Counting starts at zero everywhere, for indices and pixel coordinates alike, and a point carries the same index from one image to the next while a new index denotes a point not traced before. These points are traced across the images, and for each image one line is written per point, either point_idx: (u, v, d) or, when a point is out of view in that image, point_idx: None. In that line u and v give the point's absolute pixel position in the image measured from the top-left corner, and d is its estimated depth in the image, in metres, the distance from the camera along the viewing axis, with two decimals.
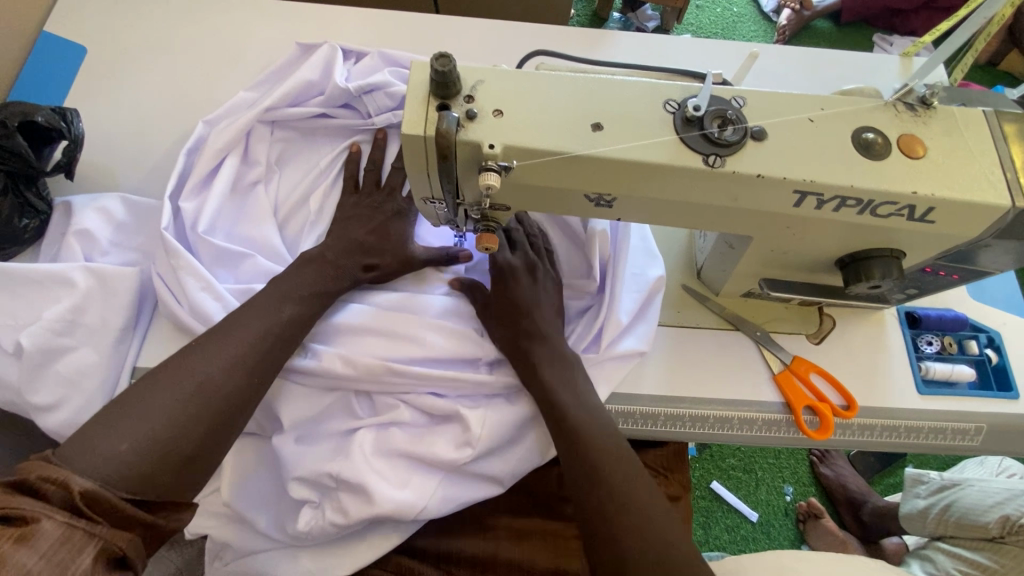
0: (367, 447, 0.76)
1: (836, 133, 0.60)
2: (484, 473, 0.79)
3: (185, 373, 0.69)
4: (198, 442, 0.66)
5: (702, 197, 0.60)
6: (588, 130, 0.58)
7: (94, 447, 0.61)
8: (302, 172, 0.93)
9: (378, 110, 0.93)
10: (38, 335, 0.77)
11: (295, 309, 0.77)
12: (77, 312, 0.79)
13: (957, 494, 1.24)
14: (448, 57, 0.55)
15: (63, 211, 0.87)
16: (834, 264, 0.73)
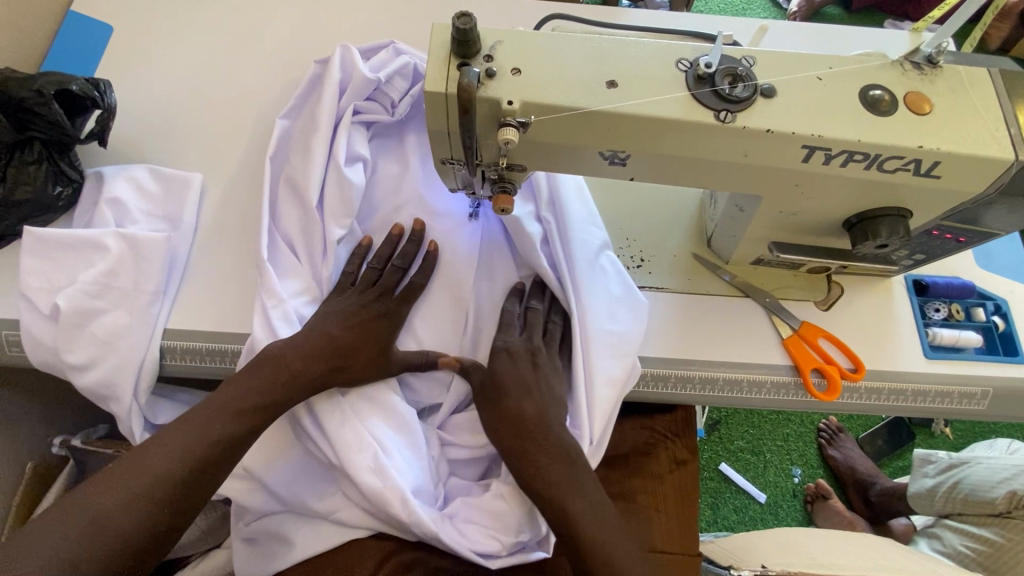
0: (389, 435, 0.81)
1: (843, 90, 0.62)
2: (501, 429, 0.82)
3: (172, 437, 0.73)
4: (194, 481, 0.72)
5: (713, 152, 0.62)
6: (603, 87, 0.60)
7: (102, 492, 0.68)
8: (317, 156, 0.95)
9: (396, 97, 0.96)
10: (74, 297, 0.80)
11: (298, 342, 0.82)
12: (111, 276, 0.83)
13: (967, 471, 1.25)
14: (469, 16, 0.58)
15: (95, 180, 0.91)
16: (842, 226, 0.75)
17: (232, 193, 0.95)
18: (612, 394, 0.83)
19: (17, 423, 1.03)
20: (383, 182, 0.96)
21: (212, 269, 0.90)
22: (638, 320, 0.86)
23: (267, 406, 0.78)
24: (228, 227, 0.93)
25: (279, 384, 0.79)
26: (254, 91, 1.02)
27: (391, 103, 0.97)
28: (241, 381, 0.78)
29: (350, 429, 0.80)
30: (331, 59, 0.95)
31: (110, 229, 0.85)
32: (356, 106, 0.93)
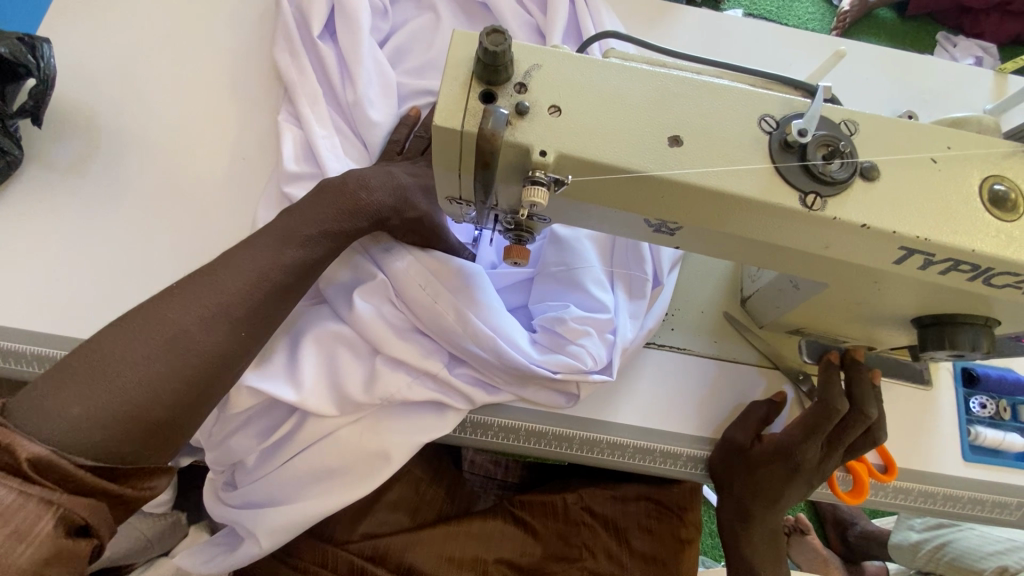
0: (458, 299, 0.71)
1: (961, 182, 0.49)
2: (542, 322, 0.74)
3: (228, 270, 0.66)
4: (261, 312, 0.66)
5: (786, 240, 0.50)
6: (664, 143, 0.47)
7: (167, 314, 0.62)
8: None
9: None
10: (25, 337, 0.71)
11: (381, 195, 0.71)
12: (56, 310, 0.72)
13: (956, 534, 1.12)
14: (501, 33, 0.44)
15: (39, 179, 0.78)
16: (911, 322, 0.63)
17: (205, 182, 0.81)
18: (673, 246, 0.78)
19: None
20: (415, 32, 0.89)
21: (166, 274, 0.75)
22: None
23: (333, 237, 0.69)
24: (192, 223, 0.78)
25: (311, 244, 0.68)
26: (241, 63, 0.88)
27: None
28: (301, 212, 0.69)
29: (413, 280, 0.71)
30: None
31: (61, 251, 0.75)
32: None
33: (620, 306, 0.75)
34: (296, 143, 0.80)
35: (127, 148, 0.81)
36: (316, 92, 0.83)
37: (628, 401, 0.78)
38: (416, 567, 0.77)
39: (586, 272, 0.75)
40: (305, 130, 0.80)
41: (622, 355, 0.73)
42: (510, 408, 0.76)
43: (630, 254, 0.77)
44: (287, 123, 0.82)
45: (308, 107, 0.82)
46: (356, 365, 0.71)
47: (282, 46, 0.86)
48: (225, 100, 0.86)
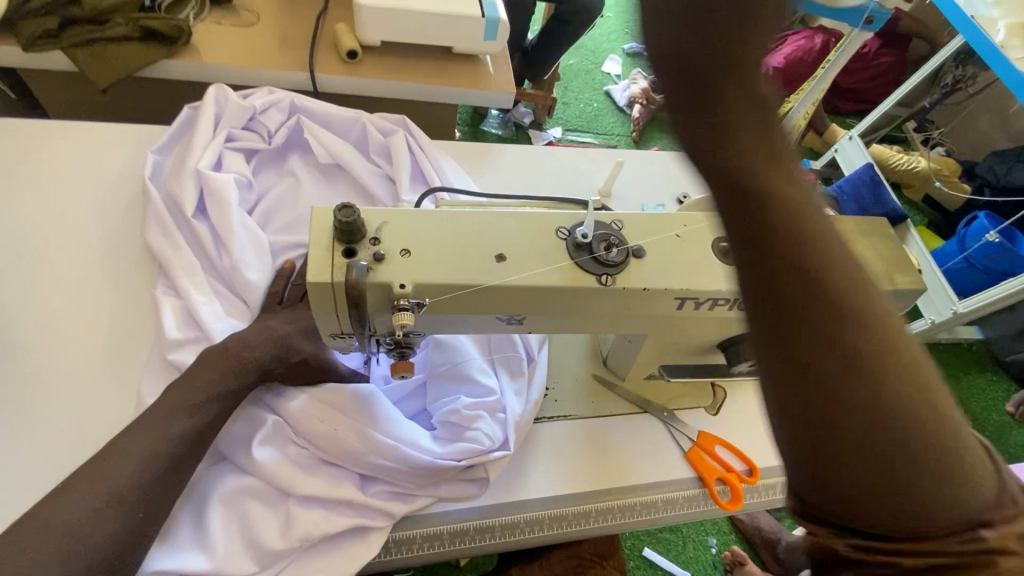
0: (358, 422, 0.77)
1: (700, 243, 0.70)
2: (440, 418, 0.82)
3: (124, 448, 0.67)
4: (165, 480, 0.67)
5: (599, 309, 0.67)
6: (493, 261, 0.62)
7: (64, 506, 0.62)
8: (197, 181, 0.95)
9: (276, 127, 1.06)
10: None
11: (268, 346, 0.78)
12: None
13: None
14: (351, 207, 0.57)
15: None
16: (716, 346, 0.83)
17: (83, 367, 0.81)
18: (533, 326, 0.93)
19: None
20: (279, 197, 1.02)
21: (42, 471, 0.72)
22: None
23: (224, 395, 0.74)
24: (72, 411, 0.78)
25: (203, 405, 0.72)
26: (111, 248, 0.93)
27: (268, 132, 1.05)
28: (191, 375, 0.74)
29: (311, 412, 0.77)
30: (205, 96, 1.03)
31: None
32: (231, 132, 1.02)
33: (505, 389, 0.86)
34: (178, 313, 0.85)
35: None
36: (192, 265, 0.89)
37: (533, 477, 0.86)
38: None
39: (469, 365, 0.86)
40: (185, 301, 0.86)
41: (516, 429, 0.83)
42: (425, 515, 0.80)
43: (502, 343, 0.90)
44: (165, 296, 0.87)
45: (186, 280, 0.88)
46: (267, 513, 0.72)
47: (153, 229, 0.92)
48: (99, 284, 0.89)
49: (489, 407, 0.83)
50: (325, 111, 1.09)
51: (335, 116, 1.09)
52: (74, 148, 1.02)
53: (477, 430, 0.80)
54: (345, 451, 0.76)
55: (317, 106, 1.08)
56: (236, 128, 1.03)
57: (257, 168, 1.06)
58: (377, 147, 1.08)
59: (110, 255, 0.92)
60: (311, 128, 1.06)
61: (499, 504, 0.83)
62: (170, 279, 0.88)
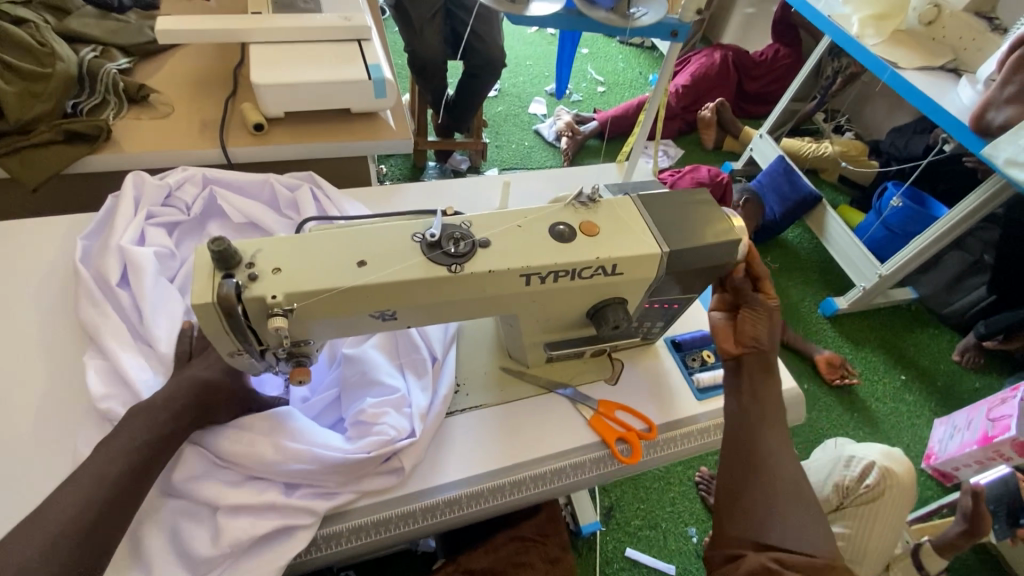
0: (276, 433, 0.87)
1: (537, 229, 0.85)
2: (353, 420, 0.91)
3: (62, 499, 0.73)
4: (104, 522, 0.73)
5: (458, 294, 0.80)
6: (354, 266, 0.75)
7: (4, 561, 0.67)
8: (118, 257, 1.06)
9: (193, 201, 1.19)
10: None
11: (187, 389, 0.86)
12: None
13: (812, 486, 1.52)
14: (223, 238, 0.69)
15: None
16: (586, 317, 0.96)
17: (30, 426, 0.91)
18: (439, 331, 1.04)
19: None
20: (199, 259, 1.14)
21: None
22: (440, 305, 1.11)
23: (152, 442, 0.81)
24: (22, 464, 0.87)
25: (132, 451, 0.79)
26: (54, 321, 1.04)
27: (185, 205, 1.20)
28: (125, 426, 0.81)
29: (237, 439, 0.85)
30: (126, 182, 1.16)
31: None
32: (151, 210, 1.15)
33: (412, 387, 0.97)
34: (106, 375, 0.94)
35: None
36: (118, 330, 0.99)
37: (448, 462, 0.95)
38: None
39: (374, 370, 0.96)
40: (112, 361, 0.96)
41: (421, 420, 0.93)
42: (351, 510, 0.88)
43: (408, 348, 1.01)
44: (93, 361, 0.96)
45: (112, 342, 0.97)
46: (201, 527, 0.81)
47: (82, 304, 1.02)
48: (41, 358, 0.99)
49: (396, 403, 0.93)
50: (234, 178, 1.23)
51: (244, 181, 1.23)
52: (16, 241, 1.15)
53: (385, 425, 0.90)
54: (265, 461, 0.84)
55: (225, 176, 1.23)
56: (155, 206, 1.16)
57: (179, 239, 1.18)
58: (285, 202, 1.21)
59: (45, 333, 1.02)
60: (223, 194, 1.20)
61: (418, 490, 0.92)
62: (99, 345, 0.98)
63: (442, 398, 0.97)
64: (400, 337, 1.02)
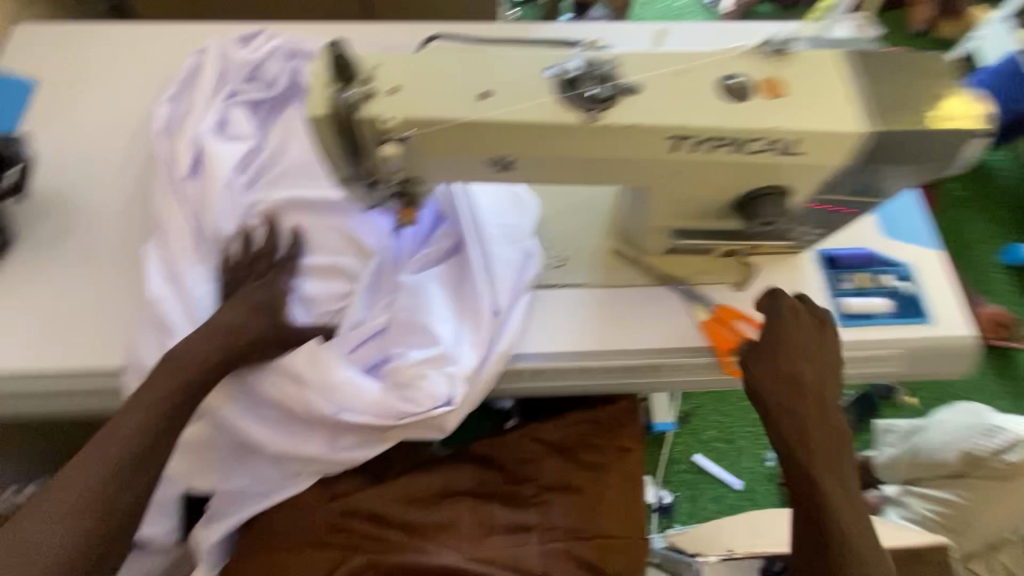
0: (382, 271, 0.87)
1: (704, 81, 0.67)
2: (403, 339, 0.87)
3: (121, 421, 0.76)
4: (148, 463, 0.75)
5: (591, 150, 0.67)
6: (478, 98, 0.64)
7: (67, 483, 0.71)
8: (188, 143, 0.94)
9: (279, 74, 1.04)
10: (32, 374, 0.85)
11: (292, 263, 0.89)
12: (54, 347, 0.86)
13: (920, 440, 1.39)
14: (341, 41, 0.64)
15: (26, 242, 0.93)
16: (733, 206, 0.79)
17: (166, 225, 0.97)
18: (510, 280, 0.90)
19: None
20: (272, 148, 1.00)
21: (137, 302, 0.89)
22: (528, 211, 0.96)
23: (208, 364, 0.80)
24: None
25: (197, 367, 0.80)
26: None
27: (272, 80, 1.04)
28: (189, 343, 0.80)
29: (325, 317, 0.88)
30: (212, 49, 1.03)
31: (53, 300, 0.89)
32: (234, 88, 1.02)
33: (465, 341, 0.86)
34: (162, 275, 0.87)
35: (94, 216, 0.96)
36: (178, 225, 0.89)
37: (542, 335, 0.91)
38: (379, 514, 0.90)
39: (434, 301, 0.88)
40: (167, 252, 0.88)
41: (470, 389, 0.85)
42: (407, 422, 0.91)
43: (470, 284, 0.90)
44: (152, 254, 0.88)
45: (172, 230, 0.89)
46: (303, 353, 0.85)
47: (156, 187, 0.94)
48: (126, 211, 0.96)
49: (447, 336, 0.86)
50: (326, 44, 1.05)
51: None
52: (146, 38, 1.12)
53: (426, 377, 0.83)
54: None
55: (316, 46, 1.05)
56: (239, 83, 1.03)
57: (262, 121, 1.04)
58: None
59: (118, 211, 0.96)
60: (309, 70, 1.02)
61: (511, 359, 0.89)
62: (162, 240, 0.89)
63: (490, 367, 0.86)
64: (467, 269, 0.91)
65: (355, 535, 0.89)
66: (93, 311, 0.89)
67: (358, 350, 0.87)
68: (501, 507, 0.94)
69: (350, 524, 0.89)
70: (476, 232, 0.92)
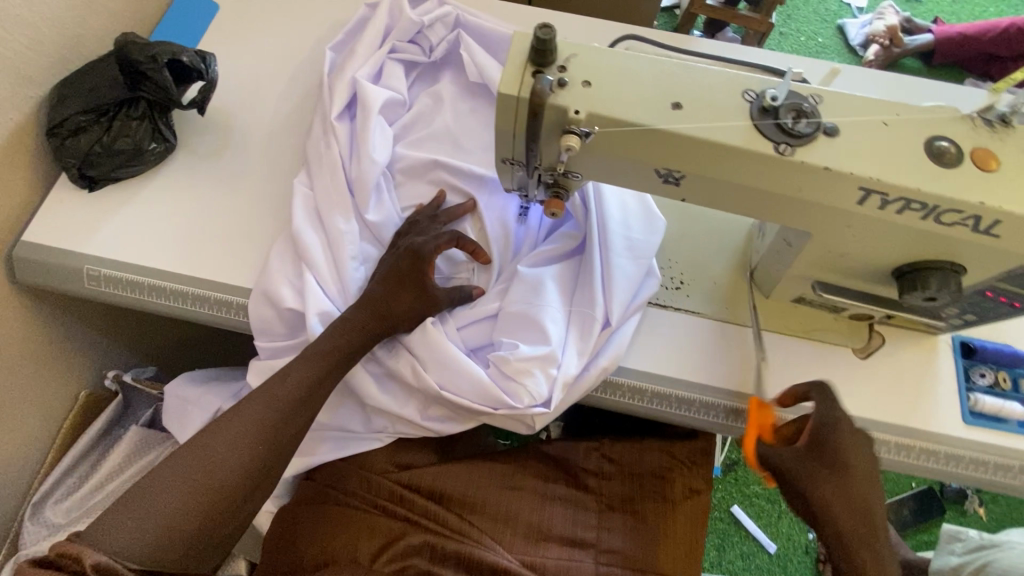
0: None
1: (908, 137, 0.63)
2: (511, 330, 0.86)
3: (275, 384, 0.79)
4: (293, 427, 0.78)
5: (769, 184, 0.64)
6: (668, 108, 0.63)
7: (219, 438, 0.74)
8: (349, 89, 0.97)
9: (439, 41, 1.05)
10: (170, 275, 0.91)
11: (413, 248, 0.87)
12: (193, 256, 0.92)
13: (995, 554, 1.20)
14: (550, 28, 0.62)
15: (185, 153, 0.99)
16: (891, 273, 0.74)
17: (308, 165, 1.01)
18: (626, 295, 0.87)
19: (76, 350, 1.10)
20: (419, 114, 1.03)
21: (272, 232, 0.94)
22: (655, 231, 0.91)
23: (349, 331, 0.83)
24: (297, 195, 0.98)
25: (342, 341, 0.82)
26: None
27: (430, 47, 1.06)
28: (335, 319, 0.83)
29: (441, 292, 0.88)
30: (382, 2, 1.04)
31: (199, 212, 0.95)
32: (396, 45, 1.03)
33: (568, 348, 0.85)
34: (306, 212, 0.91)
35: (249, 143, 1.01)
36: (328, 165, 0.93)
37: (646, 354, 0.89)
38: (443, 492, 0.92)
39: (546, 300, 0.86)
40: (317, 197, 0.92)
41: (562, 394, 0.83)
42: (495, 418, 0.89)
43: (583, 293, 0.88)
44: (301, 188, 0.93)
45: (323, 179, 0.93)
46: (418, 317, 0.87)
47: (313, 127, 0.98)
48: (280, 141, 1.02)
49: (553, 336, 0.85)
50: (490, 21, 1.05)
51: (496, 35, 1.04)
52: None
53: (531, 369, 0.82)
54: None
55: (479, 20, 1.05)
56: (401, 41, 1.04)
57: (413, 82, 1.07)
58: None
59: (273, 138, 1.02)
60: (469, 44, 1.03)
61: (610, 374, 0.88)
62: (312, 178, 0.94)
63: (590, 378, 0.84)
64: (582, 276, 0.89)
65: (415, 509, 0.90)
66: (232, 229, 0.94)
67: (466, 329, 0.89)
68: (558, 511, 0.93)
69: (411, 497, 0.90)
70: (601, 242, 0.89)
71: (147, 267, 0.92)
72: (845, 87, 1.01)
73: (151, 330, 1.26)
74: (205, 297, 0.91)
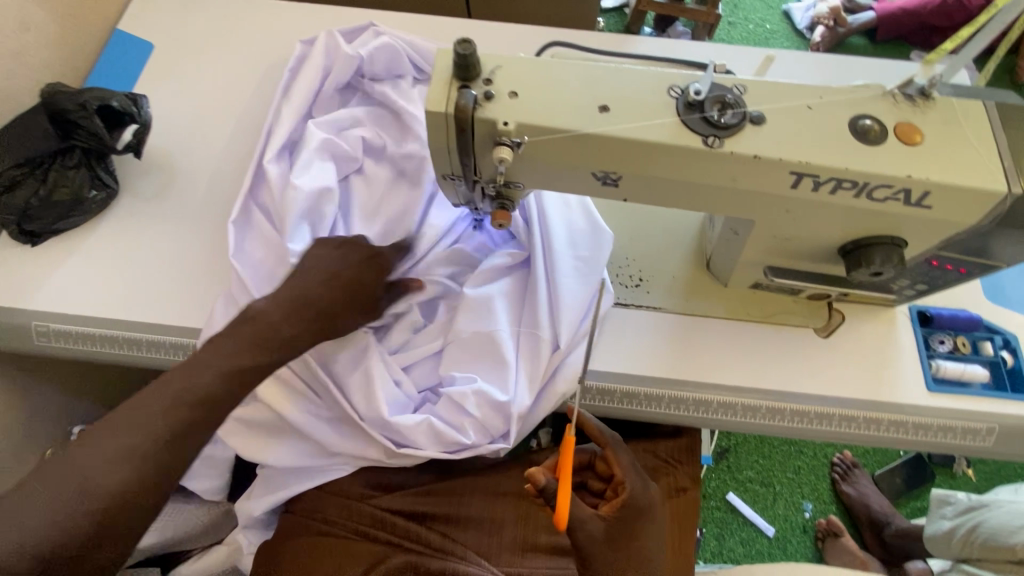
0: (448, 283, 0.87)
1: (834, 120, 0.64)
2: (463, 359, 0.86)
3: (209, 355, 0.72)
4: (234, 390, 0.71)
5: (702, 176, 0.65)
6: (595, 111, 0.63)
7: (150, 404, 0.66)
8: (284, 129, 0.96)
9: (377, 71, 1.05)
10: (122, 324, 0.89)
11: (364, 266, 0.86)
12: (146, 302, 0.90)
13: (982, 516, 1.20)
14: (470, 42, 0.62)
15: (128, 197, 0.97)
16: (837, 252, 0.75)
17: None
18: (574, 318, 0.86)
19: (36, 409, 1.07)
20: None
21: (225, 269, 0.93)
22: (602, 248, 0.90)
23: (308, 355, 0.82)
24: None
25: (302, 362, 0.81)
26: None
27: (370, 77, 1.05)
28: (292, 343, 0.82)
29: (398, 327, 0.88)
30: (318, 40, 1.04)
31: (147, 256, 0.93)
32: (334, 79, 1.02)
33: (518, 375, 0.85)
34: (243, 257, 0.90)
35: (194, 182, 1.00)
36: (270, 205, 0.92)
37: (611, 354, 0.89)
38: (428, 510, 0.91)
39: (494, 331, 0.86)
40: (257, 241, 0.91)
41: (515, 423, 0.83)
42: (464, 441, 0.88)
43: (532, 317, 0.88)
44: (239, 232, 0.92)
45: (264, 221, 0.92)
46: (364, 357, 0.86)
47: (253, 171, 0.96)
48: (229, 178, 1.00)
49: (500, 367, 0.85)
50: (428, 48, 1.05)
51: None
52: (262, 17, 1.16)
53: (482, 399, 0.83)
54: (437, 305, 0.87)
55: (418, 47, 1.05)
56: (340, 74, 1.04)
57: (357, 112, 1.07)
58: None
59: (218, 175, 1.01)
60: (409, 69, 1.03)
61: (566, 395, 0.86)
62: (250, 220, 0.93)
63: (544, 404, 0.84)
64: (530, 298, 0.89)
65: (397, 532, 0.89)
66: (182, 271, 0.92)
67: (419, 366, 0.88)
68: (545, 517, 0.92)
69: (394, 520, 0.89)
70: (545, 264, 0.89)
71: (96, 318, 0.89)
72: (784, 74, 1.03)
73: (115, 379, 1.23)
74: (161, 343, 0.89)
